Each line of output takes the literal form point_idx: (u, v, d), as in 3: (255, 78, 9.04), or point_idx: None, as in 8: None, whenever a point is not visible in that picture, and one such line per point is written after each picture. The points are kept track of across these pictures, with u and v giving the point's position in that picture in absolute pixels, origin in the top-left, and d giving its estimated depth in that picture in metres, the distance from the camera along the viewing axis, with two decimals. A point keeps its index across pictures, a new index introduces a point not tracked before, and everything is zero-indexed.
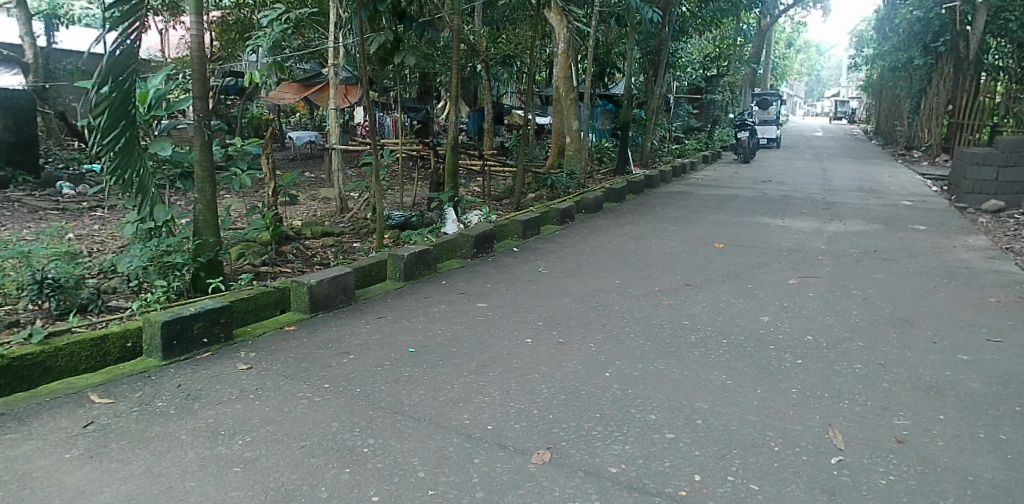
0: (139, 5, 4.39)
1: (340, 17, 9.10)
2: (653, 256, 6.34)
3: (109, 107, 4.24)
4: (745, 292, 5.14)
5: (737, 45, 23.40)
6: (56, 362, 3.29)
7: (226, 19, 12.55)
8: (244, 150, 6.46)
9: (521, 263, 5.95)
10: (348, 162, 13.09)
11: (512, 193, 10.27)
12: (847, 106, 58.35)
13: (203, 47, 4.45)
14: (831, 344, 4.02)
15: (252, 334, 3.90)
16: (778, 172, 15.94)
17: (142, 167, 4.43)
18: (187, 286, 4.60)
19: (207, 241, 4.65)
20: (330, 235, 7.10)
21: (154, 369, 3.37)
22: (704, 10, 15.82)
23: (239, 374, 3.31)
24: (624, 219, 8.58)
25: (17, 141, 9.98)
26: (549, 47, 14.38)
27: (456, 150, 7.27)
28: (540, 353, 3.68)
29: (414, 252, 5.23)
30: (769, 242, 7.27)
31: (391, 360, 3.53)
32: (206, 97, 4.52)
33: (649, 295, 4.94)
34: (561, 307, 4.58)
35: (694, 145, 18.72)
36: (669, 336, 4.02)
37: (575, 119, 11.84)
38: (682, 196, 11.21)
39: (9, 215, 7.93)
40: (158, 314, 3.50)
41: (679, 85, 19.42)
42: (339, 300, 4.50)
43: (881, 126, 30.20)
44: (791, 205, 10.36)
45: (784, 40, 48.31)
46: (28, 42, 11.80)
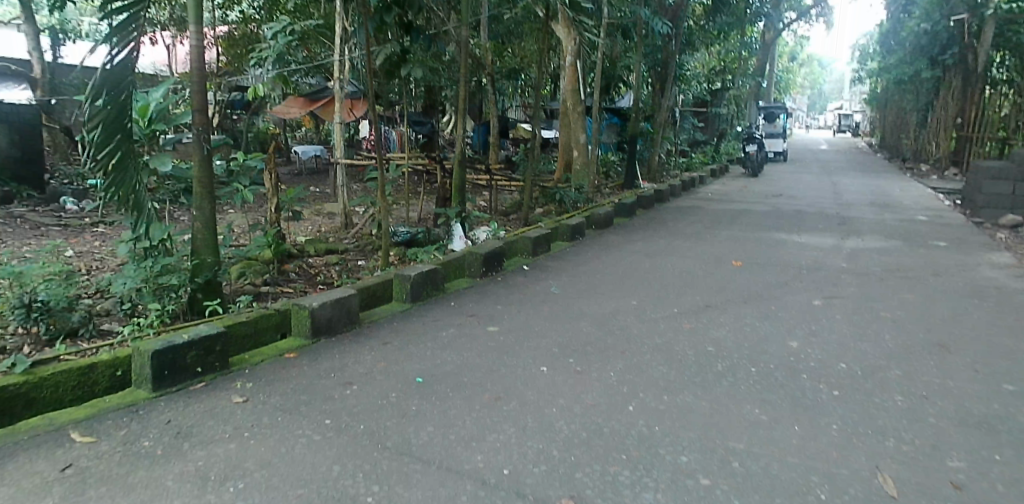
0: (136, 16, 4.20)
1: (345, 30, 8.92)
2: (669, 275, 6.10)
3: (104, 121, 4.04)
4: (769, 314, 4.89)
5: (743, 58, 23.20)
6: (41, 393, 3.06)
7: (232, 33, 12.43)
8: (246, 165, 6.23)
9: (532, 283, 5.71)
10: (353, 176, 12.88)
11: (520, 207, 10.06)
12: (850, 120, 58.11)
13: (203, 58, 4.21)
14: (867, 374, 3.77)
15: (249, 362, 3.66)
16: (789, 187, 15.72)
17: (140, 185, 4.20)
18: (183, 309, 4.38)
19: (205, 261, 4.41)
20: (334, 253, 6.87)
21: (143, 402, 3.13)
22: (710, 23, 15.68)
23: (235, 408, 3.07)
24: (636, 236, 8.36)
25: (22, 156, 9.84)
26: (555, 60, 14.22)
27: (462, 165, 7.03)
28: (558, 383, 3.43)
29: (422, 273, 5.01)
30: (787, 259, 7.03)
31: (398, 392, 3.29)
32: (205, 110, 4.29)
33: (668, 318, 4.69)
34: (577, 331, 4.34)
35: (702, 159, 18.54)
36: (695, 364, 3.78)
37: (583, 132, 11.63)
38: (693, 210, 10.98)
39: (10, 232, 7.75)
40: (149, 341, 3.26)
41: (685, 98, 19.28)
42: (342, 324, 4.26)
43: (887, 140, 29.98)
44: (805, 220, 10.12)
45: (787, 53, 48.29)
46: (36, 58, 11.72)
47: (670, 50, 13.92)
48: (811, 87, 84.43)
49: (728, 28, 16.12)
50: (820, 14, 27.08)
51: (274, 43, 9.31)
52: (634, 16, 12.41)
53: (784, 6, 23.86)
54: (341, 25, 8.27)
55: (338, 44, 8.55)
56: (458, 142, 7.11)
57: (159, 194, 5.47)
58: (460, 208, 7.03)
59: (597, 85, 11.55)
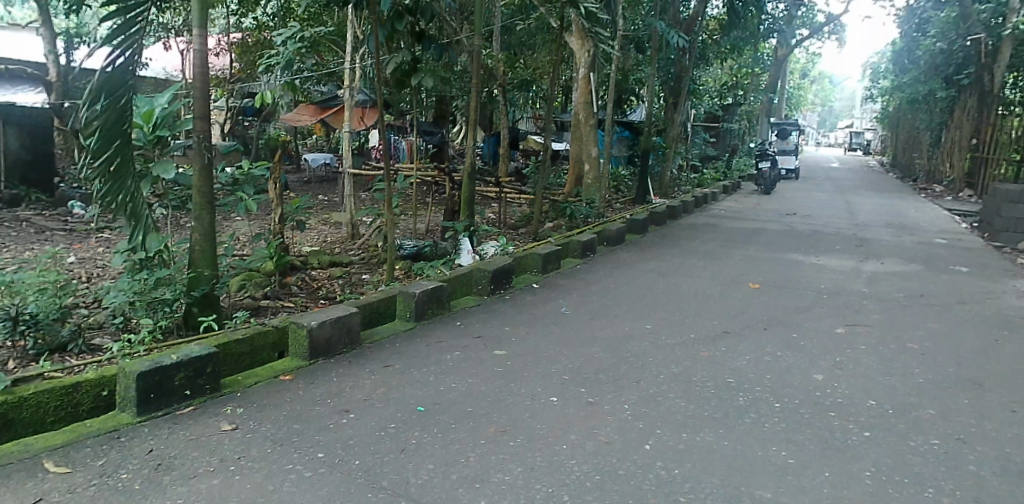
0: (137, 17, 4.01)
1: (356, 37, 8.75)
2: (683, 297, 5.88)
3: (101, 126, 3.82)
4: (791, 343, 4.66)
5: (756, 74, 23.00)
6: (21, 413, 2.86)
7: (246, 40, 12.30)
8: (251, 173, 6.01)
9: (542, 302, 5.50)
10: (361, 185, 12.73)
11: (530, 221, 9.88)
12: (862, 138, 57.70)
13: (205, 62, 4.00)
14: (898, 413, 3.56)
15: (242, 385, 3.46)
16: (802, 205, 15.46)
17: (138, 193, 3.99)
18: (177, 323, 4.17)
19: (202, 274, 4.18)
20: (338, 265, 6.67)
21: (126, 428, 2.93)
22: (723, 38, 15.48)
23: (222, 438, 2.87)
24: (648, 254, 8.13)
25: (33, 159, 9.74)
26: (568, 72, 14.03)
27: (472, 177, 6.84)
28: (569, 416, 3.22)
29: (427, 290, 4.81)
30: (806, 283, 6.78)
31: (397, 422, 3.08)
32: (208, 117, 4.07)
33: (685, 345, 4.46)
34: (589, 357, 4.11)
35: (713, 175, 18.31)
36: (715, 398, 3.55)
37: (595, 146, 11.40)
38: (706, 228, 10.75)
39: (14, 236, 7.60)
40: (136, 362, 3.07)
41: (697, 113, 19.07)
42: (341, 344, 4.05)
43: (899, 159, 29.63)
44: (821, 241, 9.87)
45: (799, 70, 48.04)
46: (51, 61, 11.61)
47: (683, 64, 13.71)
48: (821, 104, 84.20)
49: (741, 44, 15.92)
50: (832, 31, 26.86)
51: (284, 49, 9.15)
52: (648, 30, 12.24)
53: (798, 23, 23.67)
54: (352, 32, 8.11)
55: (349, 52, 8.36)
56: (468, 153, 6.90)
57: (164, 202, 5.28)
58: (469, 222, 6.83)
59: (610, 98, 11.35)
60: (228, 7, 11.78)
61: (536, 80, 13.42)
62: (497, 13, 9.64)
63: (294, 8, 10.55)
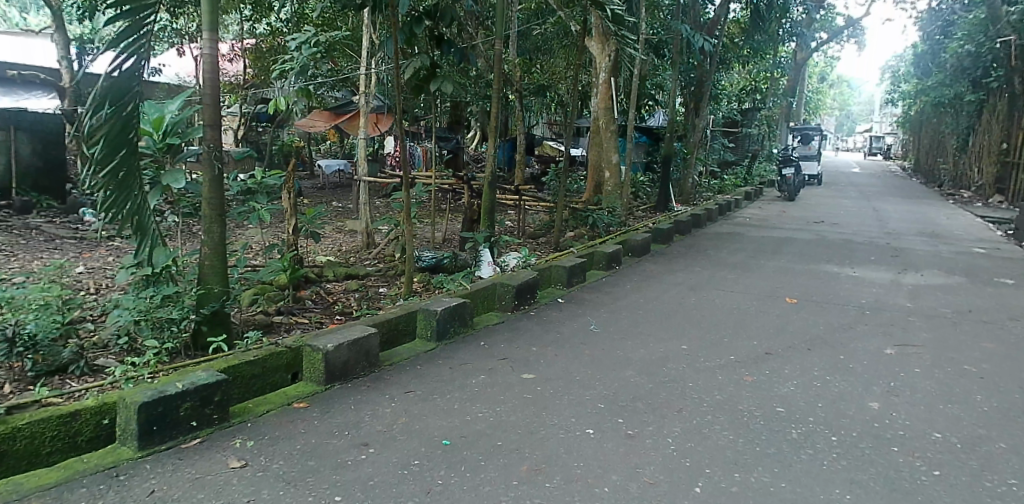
0: (146, 19, 3.77)
1: (372, 42, 8.50)
2: (717, 313, 5.58)
3: (107, 134, 3.58)
4: (839, 366, 4.34)
5: (775, 79, 22.53)
6: (11, 447, 2.58)
7: (261, 46, 12.13)
8: (265, 183, 5.76)
9: (569, 319, 5.22)
10: (375, 192, 12.53)
11: (550, 230, 9.60)
12: (880, 142, 56.64)
13: (217, 67, 3.74)
14: (968, 447, 3.23)
15: (252, 413, 3.22)
16: (828, 212, 15.06)
17: (145, 205, 3.75)
18: (186, 344, 3.93)
19: (213, 291, 3.94)
20: (354, 278, 6.43)
21: (127, 465, 2.68)
22: (745, 41, 15.10)
23: (229, 477, 2.62)
24: (675, 265, 7.82)
25: (45, 165, 9.62)
26: (587, 77, 13.70)
27: (492, 186, 6.55)
28: (608, 452, 2.94)
29: (449, 308, 4.54)
30: (846, 297, 6.45)
31: (421, 459, 2.81)
32: (218, 124, 3.82)
33: (725, 368, 4.17)
34: (625, 383, 3.83)
35: (734, 181, 17.92)
36: (766, 431, 3.25)
37: (615, 152, 11.09)
38: (732, 237, 10.43)
39: (23, 245, 7.43)
40: (139, 391, 2.82)
41: (716, 118, 18.71)
42: (359, 367, 3.79)
43: (923, 163, 29.00)
44: (853, 251, 9.51)
45: (817, 74, 47.25)
46: (66, 67, 11.50)
47: (704, 68, 13.38)
48: (838, 109, 83.19)
49: (763, 47, 15.51)
50: (851, 34, 26.32)
51: (297, 55, 8.94)
52: (671, 33, 11.89)
53: (817, 26, 23.21)
54: (367, 36, 7.82)
55: (364, 57, 8.07)
56: (488, 162, 6.62)
57: (176, 209, 5.04)
58: (489, 232, 6.57)
59: (632, 103, 10.99)
60: (243, 12, 11.60)
61: (553, 85, 13.12)
62: (515, 18, 9.34)
63: (308, 14, 10.35)
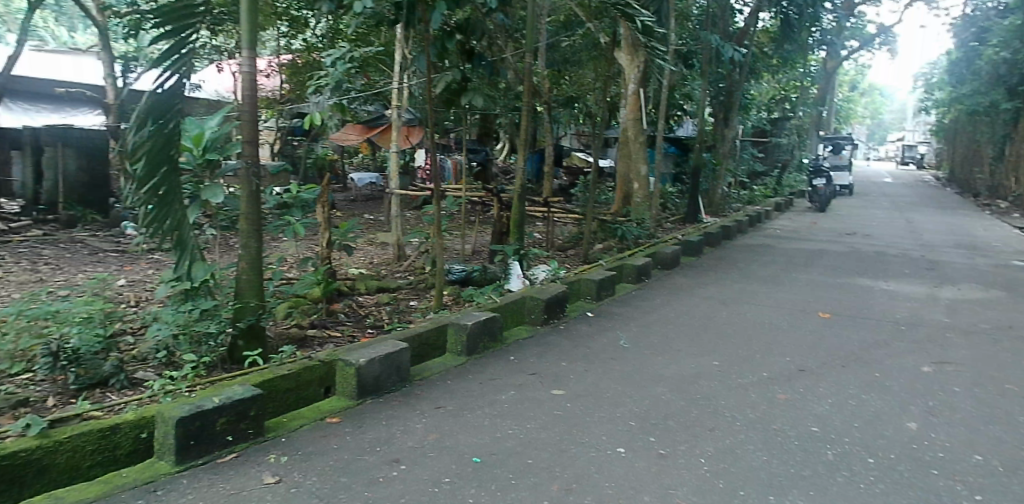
0: (188, 39, 3.93)
1: (405, 57, 8.61)
2: (749, 328, 5.52)
3: (149, 152, 3.69)
4: (875, 384, 4.26)
5: (805, 88, 22.27)
6: (56, 460, 2.66)
7: (296, 62, 12.24)
8: (300, 197, 5.85)
9: (598, 334, 5.21)
10: (406, 204, 12.65)
11: (579, 242, 9.59)
12: (913, 152, 55.41)
13: (255, 84, 3.84)
14: (1012, 470, 3.13)
15: (287, 428, 3.28)
16: (861, 223, 14.79)
17: (185, 221, 3.83)
18: (223, 357, 4.01)
19: (248, 304, 4.01)
20: (386, 291, 6.49)
21: (164, 479, 2.74)
22: (774, 51, 14.97)
23: (265, 492, 2.67)
24: (705, 279, 7.76)
25: (90, 181, 9.85)
26: (616, 88, 13.69)
27: (522, 199, 6.58)
28: (639, 471, 2.93)
29: (479, 322, 4.57)
30: (880, 312, 6.33)
31: (452, 476, 2.83)
32: (255, 141, 3.90)
33: (758, 385, 4.12)
34: (656, 400, 3.81)
35: (765, 192, 17.74)
36: (800, 451, 3.20)
37: (644, 164, 11.03)
38: (763, 250, 10.31)
39: (69, 258, 7.67)
40: (177, 406, 2.89)
41: (746, 128, 18.54)
42: (390, 381, 3.83)
43: (957, 173, 28.35)
44: (887, 263, 9.34)
45: (847, 82, 46.54)
46: (110, 84, 11.86)
47: (734, 78, 13.28)
48: (869, 117, 81.77)
49: (793, 56, 15.36)
50: (883, 42, 25.91)
51: (332, 70, 9.09)
52: (700, 44, 11.84)
53: (847, 34, 22.91)
54: (400, 51, 7.92)
55: (396, 72, 8.17)
56: (518, 175, 6.66)
57: (213, 223, 5.17)
58: (519, 245, 6.59)
59: (662, 114, 10.93)
60: (279, 29, 11.86)
61: (581, 96, 13.14)
62: (544, 30, 9.39)
63: (342, 30, 10.55)
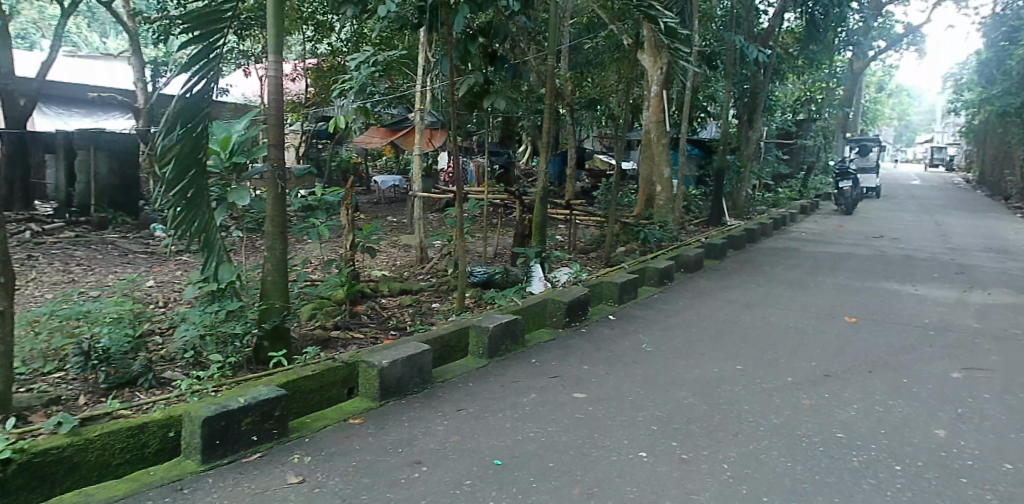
0: (216, 43, 3.99)
1: (428, 60, 8.64)
2: (773, 332, 5.45)
3: (178, 156, 3.75)
4: (903, 390, 4.18)
5: (830, 89, 21.96)
6: (85, 457, 2.71)
7: (321, 65, 12.40)
8: (324, 199, 5.90)
9: (620, 337, 5.19)
10: (429, 206, 12.72)
11: (601, 245, 9.55)
12: (942, 154, 54.34)
13: (280, 88, 3.87)
14: None
15: (311, 428, 3.31)
16: (889, 227, 14.54)
17: (213, 223, 3.88)
18: (248, 358, 4.07)
19: (273, 305, 4.06)
20: (408, 293, 6.53)
21: (191, 478, 2.79)
22: (800, 52, 14.78)
23: (288, 492, 2.70)
24: (729, 282, 7.68)
25: (121, 183, 10.08)
26: (639, 90, 13.64)
27: (544, 202, 6.58)
28: (661, 476, 2.91)
29: (501, 325, 4.58)
30: (909, 317, 6.21)
31: (473, 478, 2.84)
32: (281, 145, 3.94)
33: (783, 390, 4.07)
34: (678, 404, 3.78)
35: (790, 195, 17.52)
36: (825, 458, 3.15)
37: (667, 166, 10.93)
38: (788, 253, 10.18)
39: (100, 259, 7.84)
40: (203, 406, 2.93)
41: (770, 129, 18.33)
42: (412, 383, 3.85)
43: (988, 175, 27.75)
44: (915, 267, 9.17)
45: (875, 83, 45.81)
46: (141, 88, 12.10)
47: (759, 79, 13.15)
48: (897, 118, 80.32)
49: (818, 57, 15.15)
50: (911, 42, 25.45)
51: (356, 73, 9.16)
52: (724, 45, 11.74)
53: (874, 34, 22.53)
54: (424, 54, 7.96)
55: (420, 75, 8.21)
56: (541, 177, 6.64)
57: (240, 225, 5.24)
58: (541, 248, 6.59)
59: (685, 116, 10.81)
60: (304, 33, 12.01)
61: (604, 98, 13.08)
62: (567, 32, 9.39)
63: (367, 34, 10.64)
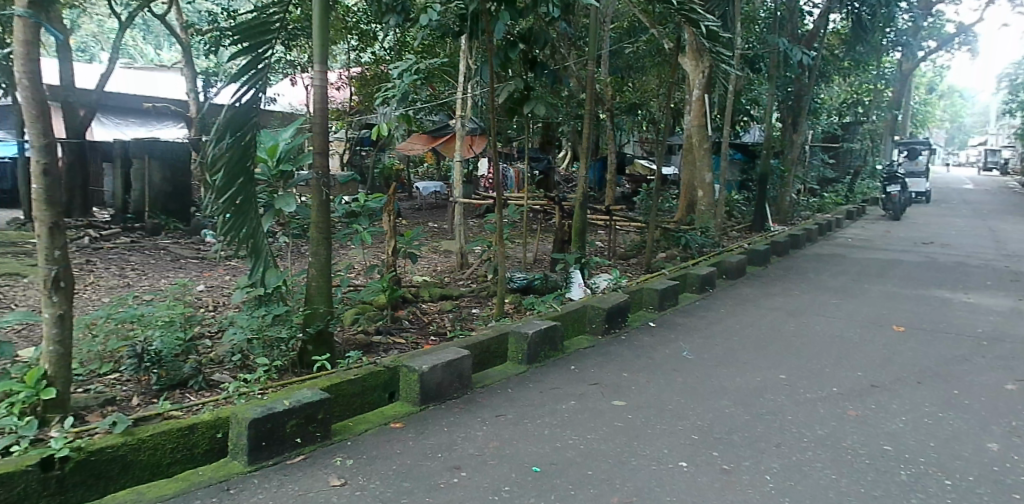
0: (264, 54, 4.12)
1: (469, 68, 8.73)
2: (818, 341, 5.33)
3: (227, 163, 3.86)
4: (954, 402, 4.04)
5: (879, 90, 21.37)
6: (138, 456, 2.82)
7: (365, 74, 12.63)
8: (367, 206, 6.01)
9: (661, 344, 5.14)
10: (469, 212, 12.83)
11: (641, 251, 9.48)
12: (997, 156, 52.26)
13: (325, 97, 3.97)
14: None
15: (352, 432, 3.37)
16: (940, 232, 14.05)
17: (260, 229, 3.98)
18: (293, 362, 4.16)
19: (318, 310, 4.15)
20: (448, 298, 6.60)
21: (237, 478, 2.88)
22: (846, 53, 14.42)
23: (330, 495, 2.76)
24: (772, 289, 7.53)
25: (173, 190, 10.33)
26: (680, 94, 13.51)
27: (584, 208, 6.56)
28: (701, 486, 2.88)
29: (541, 331, 4.59)
30: (961, 326, 5.99)
31: (512, 484, 2.86)
32: (325, 152, 4.02)
33: (827, 401, 3.97)
34: (719, 413, 3.73)
35: (836, 199, 17.08)
36: (870, 471, 3.07)
37: (709, 171, 10.78)
38: (834, 259, 9.94)
39: (153, 264, 8.15)
40: (249, 408, 3.02)
41: (816, 133, 17.92)
42: (452, 389, 3.89)
43: None
44: (969, 274, 8.84)
45: (924, 84, 44.38)
46: (193, 98, 12.52)
47: (803, 81, 12.88)
48: (949, 119, 77.68)
49: (866, 58, 14.77)
50: (963, 42, 24.62)
51: (398, 82, 9.30)
52: (767, 47, 11.54)
53: (924, 34, 21.86)
54: (464, 62, 8.04)
55: (461, 83, 8.30)
56: (580, 183, 6.63)
57: (286, 231, 5.37)
58: (580, 254, 6.58)
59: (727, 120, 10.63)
60: (349, 43, 12.26)
61: (645, 103, 12.98)
62: (607, 37, 9.36)
63: (409, 42, 10.80)
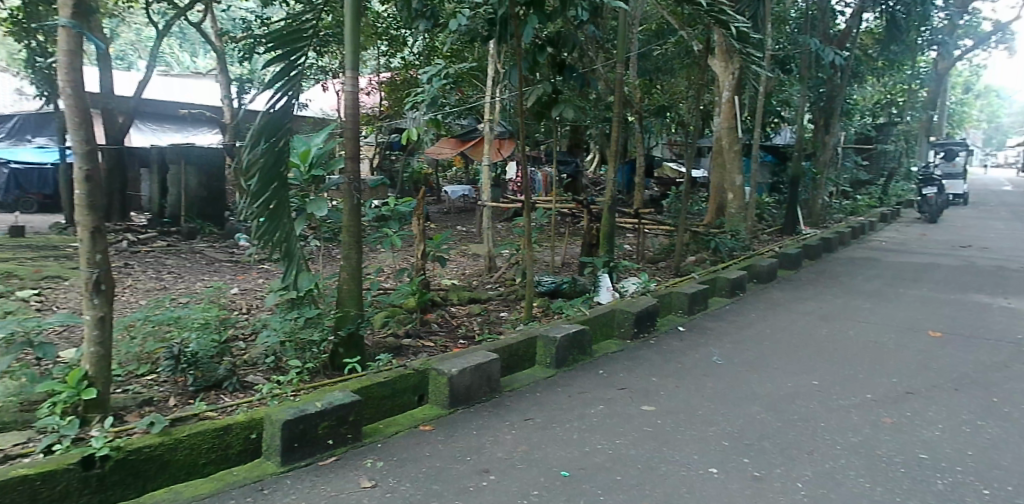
0: (297, 61, 4.19)
1: (497, 71, 8.76)
2: (852, 346, 5.24)
3: (261, 168, 3.94)
4: (993, 409, 3.94)
5: (914, 90, 20.93)
6: (175, 455, 2.89)
7: (394, 79, 12.76)
8: (397, 210, 6.08)
9: (691, 349, 5.10)
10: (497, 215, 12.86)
11: (670, 254, 9.41)
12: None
13: (356, 102, 4.03)
14: None
15: (382, 434, 3.41)
16: (978, 235, 13.69)
17: (293, 232, 4.06)
18: (324, 364, 4.23)
19: (349, 313, 4.21)
20: (477, 301, 6.63)
21: (270, 478, 2.94)
22: (880, 52, 14.14)
23: (361, 496, 2.80)
24: (805, 293, 7.42)
25: (208, 195, 10.58)
26: (710, 96, 13.39)
27: (612, 211, 6.53)
28: (732, 492, 2.85)
29: (569, 335, 4.59)
30: (1001, 331, 5.83)
31: (541, 488, 2.87)
32: (356, 156, 4.08)
33: (861, 407, 3.90)
34: (750, 419, 3.69)
35: (869, 201, 16.75)
36: (906, 480, 3.02)
37: (739, 174, 10.65)
38: (868, 262, 9.75)
39: (189, 268, 8.32)
40: (283, 410, 3.08)
41: (849, 133, 17.59)
42: (481, 392, 3.92)
43: None
44: (1008, 278, 8.60)
45: (961, 83, 43.32)
46: (227, 105, 12.78)
47: (836, 82, 12.66)
48: (987, 119, 75.65)
49: (900, 57, 14.48)
50: (1001, 41, 24.01)
51: (427, 86, 9.37)
52: (798, 48, 11.37)
53: (960, 32, 21.35)
54: (493, 66, 8.08)
55: (489, 87, 8.34)
56: (609, 186, 6.61)
57: (318, 234, 5.45)
58: (608, 257, 6.55)
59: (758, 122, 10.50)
60: (379, 49, 12.40)
61: (675, 105, 12.89)
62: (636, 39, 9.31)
63: (438, 47, 10.88)
